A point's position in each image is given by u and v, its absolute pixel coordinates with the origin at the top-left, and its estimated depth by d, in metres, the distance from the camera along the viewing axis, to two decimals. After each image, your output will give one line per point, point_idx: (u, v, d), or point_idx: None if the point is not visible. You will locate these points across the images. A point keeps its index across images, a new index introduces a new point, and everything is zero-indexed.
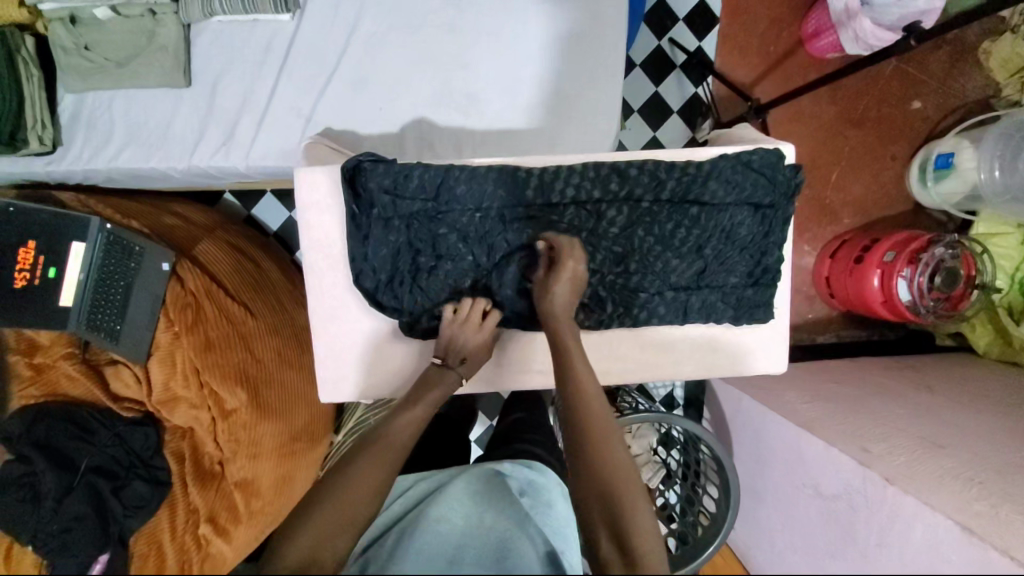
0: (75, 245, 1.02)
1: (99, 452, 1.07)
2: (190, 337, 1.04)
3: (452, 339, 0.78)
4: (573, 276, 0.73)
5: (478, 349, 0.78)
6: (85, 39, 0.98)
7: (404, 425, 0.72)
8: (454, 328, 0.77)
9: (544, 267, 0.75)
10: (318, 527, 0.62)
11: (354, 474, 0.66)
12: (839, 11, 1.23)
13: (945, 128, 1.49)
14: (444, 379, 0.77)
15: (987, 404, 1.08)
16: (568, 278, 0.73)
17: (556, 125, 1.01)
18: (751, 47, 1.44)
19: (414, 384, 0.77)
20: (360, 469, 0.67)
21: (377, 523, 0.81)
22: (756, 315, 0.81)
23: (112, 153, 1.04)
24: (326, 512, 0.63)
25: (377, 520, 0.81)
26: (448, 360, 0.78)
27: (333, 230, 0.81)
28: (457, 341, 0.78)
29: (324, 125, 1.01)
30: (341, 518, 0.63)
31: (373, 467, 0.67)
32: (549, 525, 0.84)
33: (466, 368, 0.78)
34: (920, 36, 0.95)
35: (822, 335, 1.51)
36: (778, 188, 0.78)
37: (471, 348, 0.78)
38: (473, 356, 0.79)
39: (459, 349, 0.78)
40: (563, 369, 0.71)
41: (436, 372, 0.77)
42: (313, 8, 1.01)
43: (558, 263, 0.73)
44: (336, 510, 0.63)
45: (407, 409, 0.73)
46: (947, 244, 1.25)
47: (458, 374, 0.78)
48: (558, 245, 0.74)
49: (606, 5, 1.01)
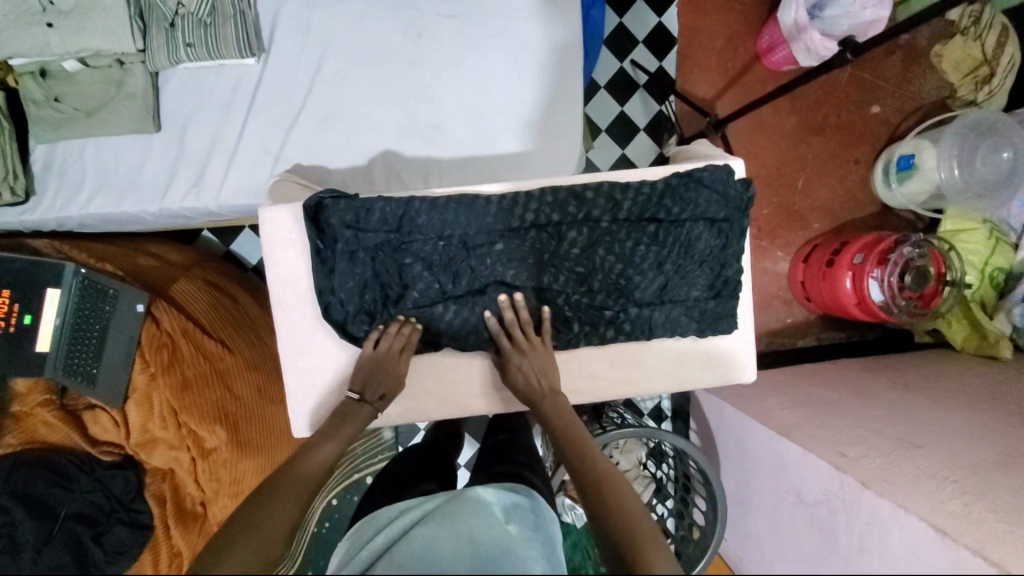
0: (51, 291, 1.03)
1: (78, 498, 1.07)
2: (167, 379, 1.05)
3: (372, 370, 0.79)
4: (535, 351, 0.79)
5: (394, 382, 0.80)
6: (55, 90, 1.01)
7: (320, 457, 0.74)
8: (374, 361, 0.79)
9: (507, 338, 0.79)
10: (245, 560, 0.60)
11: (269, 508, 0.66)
12: (790, 24, 1.29)
13: (905, 130, 1.54)
14: (356, 414, 0.78)
15: (962, 401, 1.09)
16: (528, 353, 0.79)
17: (520, 150, 1.05)
18: (710, 64, 1.49)
19: (329, 419, 0.78)
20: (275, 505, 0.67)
21: (361, 555, 0.80)
22: (719, 327, 0.83)
23: (84, 199, 1.05)
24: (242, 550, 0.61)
25: (361, 554, 0.80)
26: (365, 396, 0.79)
27: (296, 264, 0.81)
28: (375, 376, 0.79)
29: (293, 161, 1.03)
30: (255, 549, 0.62)
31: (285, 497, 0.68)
32: (531, 529, 0.83)
33: (382, 404, 0.80)
34: (855, 50, 0.99)
35: (803, 339, 1.53)
36: (732, 203, 0.80)
37: (389, 385, 0.80)
38: (390, 393, 0.80)
39: (379, 385, 0.79)
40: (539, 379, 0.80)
41: (351, 407, 0.78)
42: (277, 50, 1.04)
43: (541, 335, 0.80)
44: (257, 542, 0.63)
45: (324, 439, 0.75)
46: (913, 243, 1.27)
47: (373, 408, 0.80)
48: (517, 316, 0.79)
49: (560, 34, 1.05)
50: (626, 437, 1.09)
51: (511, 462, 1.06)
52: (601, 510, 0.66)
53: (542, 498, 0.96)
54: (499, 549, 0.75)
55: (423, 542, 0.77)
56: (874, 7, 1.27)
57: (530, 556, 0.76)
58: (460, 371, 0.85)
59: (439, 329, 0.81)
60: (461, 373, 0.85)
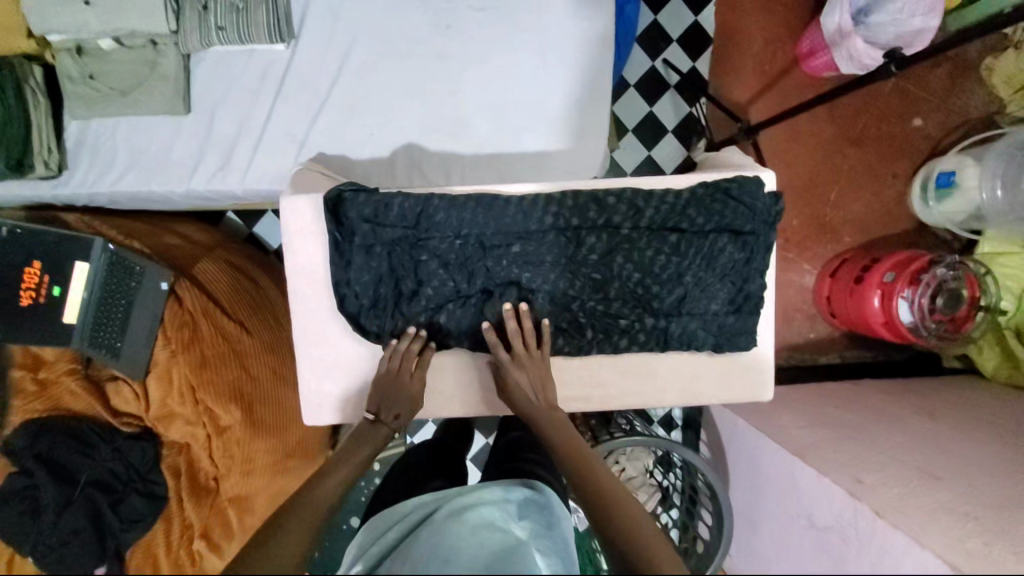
0: (79, 265, 1.05)
1: (98, 466, 1.09)
2: (187, 355, 1.07)
3: (387, 394, 0.80)
4: (535, 361, 0.79)
5: (408, 403, 0.81)
6: (90, 68, 1.02)
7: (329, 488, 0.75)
8: (389, 378, 0.80)
9: (521, 343, 0.78)
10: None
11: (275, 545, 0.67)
12: (833, 31, 1.24)
13: (948, 145, 1.47)
14: (372, 434, 0.81)
15: (990, 433, 1.04)
16: (527, 364, 0.79)
17: (544, 150, 1.04)
18: (746, 67, 1.45)
19: (348, 441, 0.80)
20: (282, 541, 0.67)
21: (372, 551, 0.82)
22: (737, 343, 0.81)
23: (114, 177, 1.07)
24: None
25: (372, 549, 0.83)
26: (381, 416, 0.80)
27: (313, 254, 0.81)
28: (390, 398, 0.80)
29: (317, 149, 1.03)
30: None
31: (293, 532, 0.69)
32: (541, 525, 0.83)
33: (399, 423, 0.82)
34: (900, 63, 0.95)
35: (825, 355, 1.48)
36: (759, 216, 0.77)
37: (405, 408, 0.81)
38: (406, 415, 0.81)
39: (393, 405, 0.80)
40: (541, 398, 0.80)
41: (368, 428, 0.81)
42: (307, 38, 1.04)
43: (542, 347, 0.79)
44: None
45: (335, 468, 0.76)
46: (947, 265, 1.24)
47: (389, 428, 0.81)
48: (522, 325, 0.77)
49: (591, 32, 1.03)
50: (636, 445, 1.08)
51: (523, 459, 1.07)
52: (613, 524, 0.70)
53: (556, 495, 0.96)
54: (504, 543, 0.76)
55: (430, 533, 0.79)
56: (923, 15, 1.22)
57: (535, 551, 0.76)
58: (470, 369, 0.85)
59: (452, 327, 0.80)
60: (471, 371, 0.85)
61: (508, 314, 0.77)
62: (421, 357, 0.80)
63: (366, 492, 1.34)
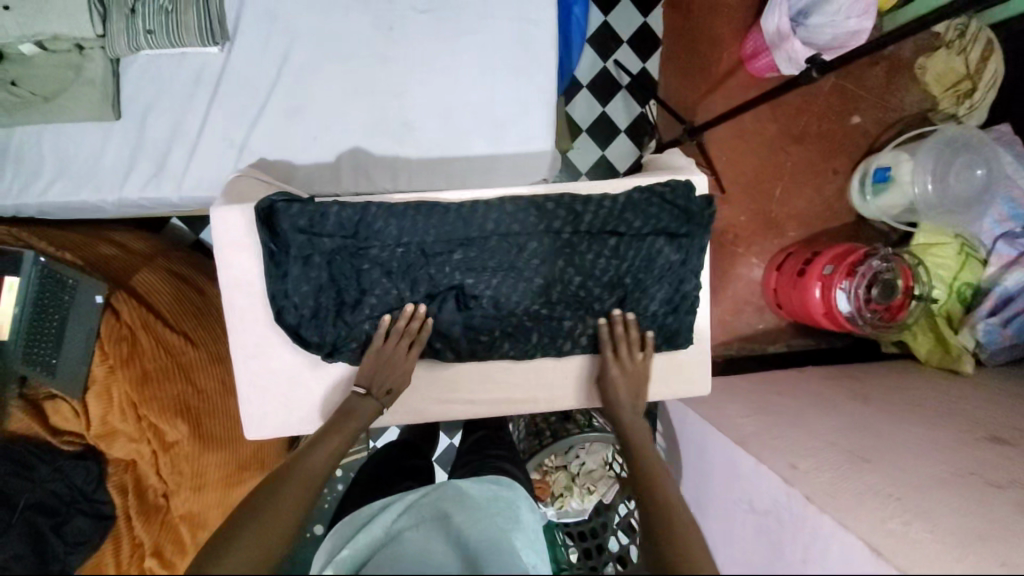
0: (10, 278, 1.01)
1: (38, 489, 1.09)
2: (126, 371, 1.03)
3: (383, 364, 0.79)
4: (635, 368, 0.82)
5: (399, 377, 0.80)
6: (10, 73, 0.97)
7: (315, 461, 0.74)
8: (381, 354, 0.78)
9: (613, 348, 0.81)
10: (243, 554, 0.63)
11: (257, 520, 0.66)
12: (773, 32, 1.28)
13: (885, 141, 1.54)
14: (361, 410, 0.78)
15: (919, 415, 1.10)
16: (628, 370, 0.82)
17: (490, 153, 1.04)
18: (694, 67, 1.47)
19: (335, 415, 0.78)
20: (264, 516, 0.67)
21: (343, 555, 0.79)
22: (676, 341, 0.83)
23: (42, 187, 1.02)
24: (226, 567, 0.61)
25: (342, 552, 0.80)
26: (372, 390, 0.79)
27: (249, 266, 0.80)
28: (382, 371, 0.79)
29: (258, 154, 1.01)
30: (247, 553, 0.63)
31: (275, 506, 0.68)
32: (512, 517, 0.87)
33: (389, 399, 0.80)
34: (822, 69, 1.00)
35: (773, 345, 1.54)
36: (693, 219, 0.80)
37: (398, 381, 0.80)
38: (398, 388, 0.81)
39: (385, 381, 0.79)
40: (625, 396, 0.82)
41: (357, 401, 0.79)
42: (242, 39, 1.01)
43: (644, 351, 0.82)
44: (247, 556, 0.62)
45: (317, 444, 0.75)
46: (881, 257, 1.29)
47: (380, 403, 0.80)
48: (628, 330, 0.81)
49: (534, 34, 1.03)
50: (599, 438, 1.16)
51: (496, 457, 1.10)
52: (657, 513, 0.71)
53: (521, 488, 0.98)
54: (491, 543, 0.77)
55: (415, 543, 0.77)
56: (857, 17, 1.27)
57: (517, 548, 0.79)
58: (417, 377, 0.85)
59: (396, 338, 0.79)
60: (418, 379, 0.85)
61: (615, 322, 0.81)
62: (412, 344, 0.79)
63: (329, 499, 1.31)
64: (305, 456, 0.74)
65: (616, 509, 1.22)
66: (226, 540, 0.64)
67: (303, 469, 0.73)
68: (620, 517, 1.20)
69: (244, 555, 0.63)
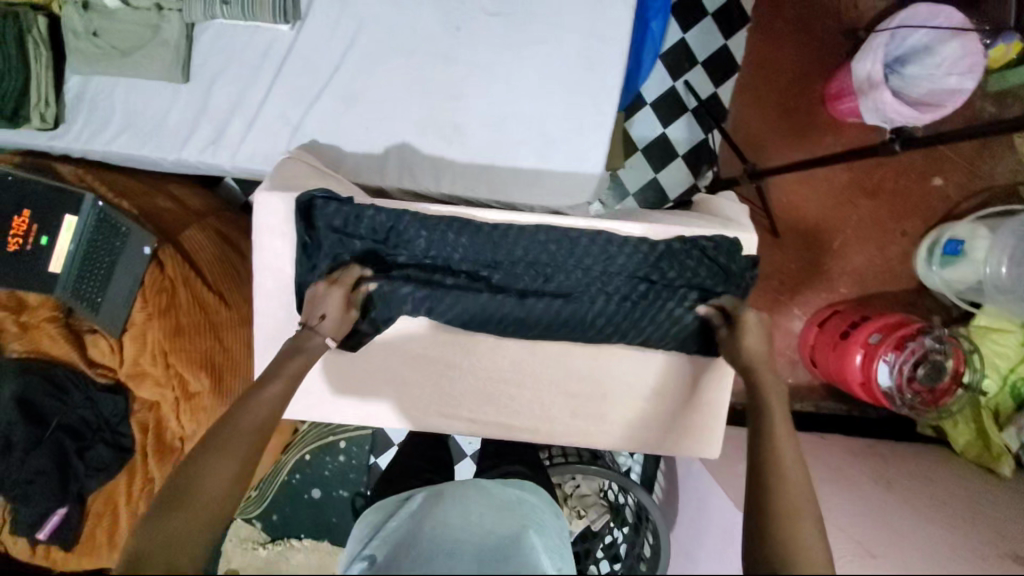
0: (68, 218, 1.04)
1: (71, 413, 1.10)
2: (162, 320, 1.07)
3: (314, 297, 0.78)
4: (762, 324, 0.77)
5: (336, 305, 0.77)
6: (94, 24, 1.02)
7: (267, 400, 0.70)
8: (312, 293, 0.78)
9: (721, 321, 0.79)
10: (192, 513, 0.59)
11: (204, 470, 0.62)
12: (863, 77, 1.19)
13: (965, 209, 1.42)
14: (308, 340, 0.77)
15: (943, 516, 1.02)
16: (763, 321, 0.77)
17: (538, 169, 1.01)
18: (768, 101, 1.40)
19: (280, 353, 0.76)
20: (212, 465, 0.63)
21: (376, 540, 0.81)
22: (678, 392, 0.86)
23: (108, 138, 1.07)
24: (174, 527, 0.58)
25: (373, 540, 0.81)
26: (307, 320, 0.77)
27: (282, 251, 0.84)
28: (314, 299, 0.78)
29: (311, 136, 1.02)
30: (198, 508, 0.60)
31: (226, 451, 0.64)
32: (535, 521, 0.85)
33: (327, 322, 0.77)
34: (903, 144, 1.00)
35: (800, 403, 1.47)
36: (732, 277, 0.81)
37: (332, 308, 0.77)
38: (334, 317, 0.78)
39: (318, 308, 0.77)
40: (740, 350, 0.75)
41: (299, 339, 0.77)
42: (313, 21, 1.02)
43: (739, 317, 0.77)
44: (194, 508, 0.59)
45: (265, 385, 0.72)
46: (935, 337, 1.19)
47: (320, 331, 0.77)
48: (733, 305, 0.79)
49: (603, 52, 1.00)
50: (598, 476, 1.09)
51: (508, 466, 1.08)
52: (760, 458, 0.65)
53: (543, 493, 0.96)
54: (509, 542, 0.76)
55: (443, 532, 0.76)
56: (960, 75, 1.17)
57: (538, 550, 0.77)
58: (424, 387, 0.87)
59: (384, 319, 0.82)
60: (424, 389, 0.87)
61: (711, 312, 0.80)
62: (357, 285, 0.80)
63: (330, 467, 1.41)
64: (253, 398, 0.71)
65: (603, 537, 1.21)
66: (171, 499, 0.60)
67: (252, 411, 0.69)
68: (605, 546, 1.20)
69: (190, 515, 0.59)
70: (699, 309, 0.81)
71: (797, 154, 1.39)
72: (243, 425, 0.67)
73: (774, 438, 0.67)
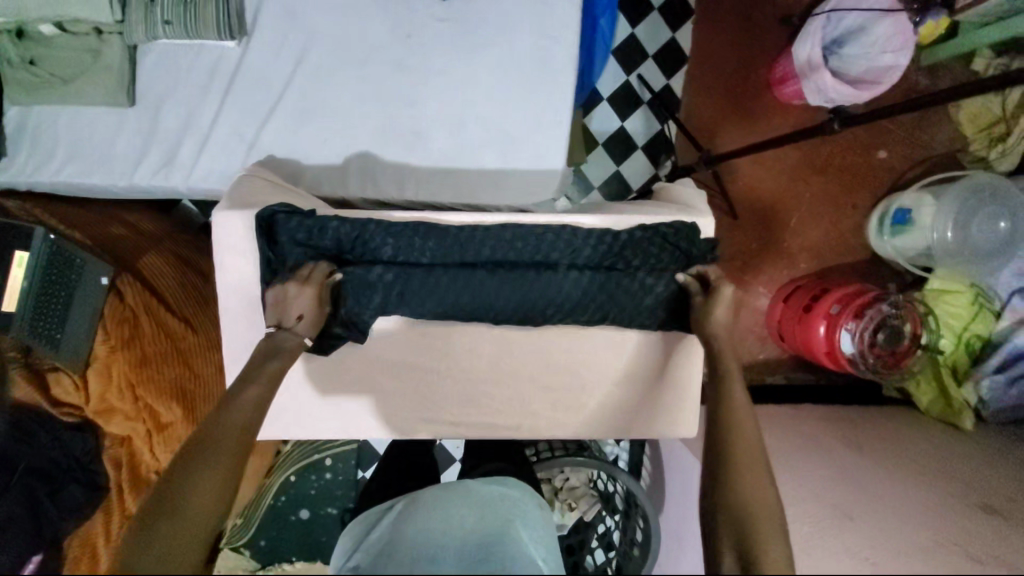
0: (19, 252, 0.99)
1: (39, 455, 1.07)
2: (126, 352, 1.04)
3: (281, 299, 0.76)
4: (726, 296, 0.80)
5: (310, 305, 0.76)
6: (31, 52, 0.98)
7: (247, 410, 0.68)
8: (280, 295, 0.76)
9: (698, 291, 0.80)
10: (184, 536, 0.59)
11: (191, 494, 0.60)
12: (803, 60, 1.23)
13: (910, 179, 1.49)
14: (286, 344, 0.75)
15: (913, 473, 1.07)
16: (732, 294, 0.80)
17: (499, 169, 1.02)
18: (717, 89, 1.44)
19: (258, 358, 0.73)
20: (197, 486, 0.61)
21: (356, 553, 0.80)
22: (652, 375, 0.89)
23: (54, 168, 1.03)
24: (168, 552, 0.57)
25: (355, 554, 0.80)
26: (281, 324, 0.75)
27: (248, 270, 0.83)
28: (284, 303, 0.76)
29: (267, 151, 1.01)
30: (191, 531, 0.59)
31: (213, 469, 0.62)
32: (518, 516, 0.85)
33: (304, 324, 0.76)
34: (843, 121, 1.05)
35: (772, 376, 1.53)
36: (693, 261, 0.84)
37: (307, 308, 0.76)
38: (310, 315, 0.76)
39: (291, 310, 0.75)
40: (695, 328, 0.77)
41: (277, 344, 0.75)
42: (260, 35, 1.01)
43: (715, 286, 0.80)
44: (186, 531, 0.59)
45: (244, 391, 0.69)
46: (892, 302, 1.25)
47: (297, 333, 0.75)
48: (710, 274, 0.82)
49: (553, 50, 1.01)
50: (584, 466, 1.12)
51: (493, 465, 1.09)
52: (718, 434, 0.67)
53: (525, 487, 0.95)
54: (490, 541, 0.76)
55: (423, 536, 0.76)
56: (894, 52, 1.23)
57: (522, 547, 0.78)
58: (403, 392, 0.88)
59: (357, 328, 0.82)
60: (403, 394, 0.88)
61: (690, 282, 0.82)
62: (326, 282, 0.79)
63: (316, 484, 1.39)
64: (228, 407, 0.68)
65: (596, 527, 1.23)
66: (160, 522, 0.58)
67: (229, 421, 0.66)
68: (599, 536, 1.21)
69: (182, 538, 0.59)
70: (678, 277, 0.83)
71: (756, 137, 1.43)
72: (222, 439, 0.65)
73: (730, 411, 0.68)
